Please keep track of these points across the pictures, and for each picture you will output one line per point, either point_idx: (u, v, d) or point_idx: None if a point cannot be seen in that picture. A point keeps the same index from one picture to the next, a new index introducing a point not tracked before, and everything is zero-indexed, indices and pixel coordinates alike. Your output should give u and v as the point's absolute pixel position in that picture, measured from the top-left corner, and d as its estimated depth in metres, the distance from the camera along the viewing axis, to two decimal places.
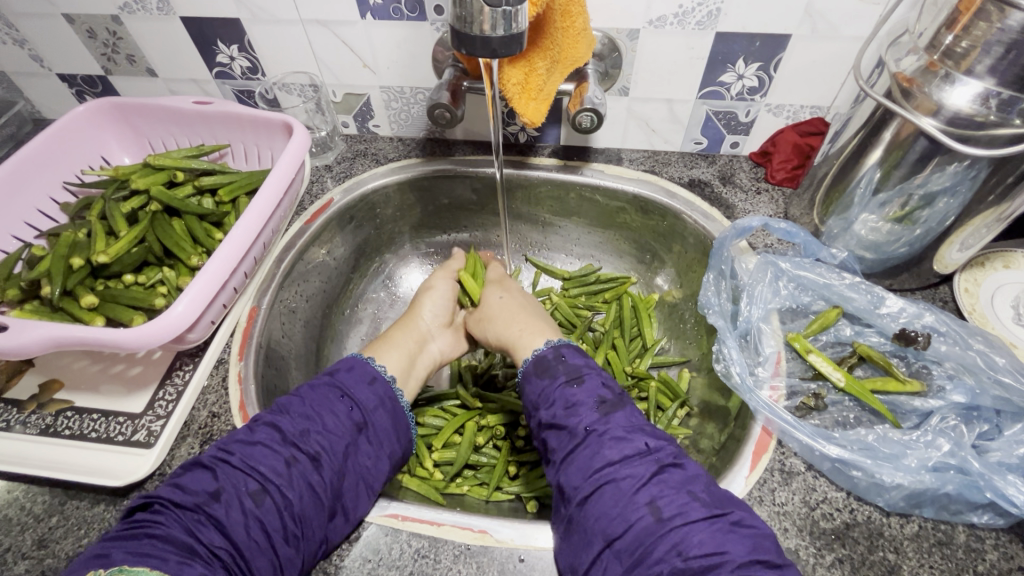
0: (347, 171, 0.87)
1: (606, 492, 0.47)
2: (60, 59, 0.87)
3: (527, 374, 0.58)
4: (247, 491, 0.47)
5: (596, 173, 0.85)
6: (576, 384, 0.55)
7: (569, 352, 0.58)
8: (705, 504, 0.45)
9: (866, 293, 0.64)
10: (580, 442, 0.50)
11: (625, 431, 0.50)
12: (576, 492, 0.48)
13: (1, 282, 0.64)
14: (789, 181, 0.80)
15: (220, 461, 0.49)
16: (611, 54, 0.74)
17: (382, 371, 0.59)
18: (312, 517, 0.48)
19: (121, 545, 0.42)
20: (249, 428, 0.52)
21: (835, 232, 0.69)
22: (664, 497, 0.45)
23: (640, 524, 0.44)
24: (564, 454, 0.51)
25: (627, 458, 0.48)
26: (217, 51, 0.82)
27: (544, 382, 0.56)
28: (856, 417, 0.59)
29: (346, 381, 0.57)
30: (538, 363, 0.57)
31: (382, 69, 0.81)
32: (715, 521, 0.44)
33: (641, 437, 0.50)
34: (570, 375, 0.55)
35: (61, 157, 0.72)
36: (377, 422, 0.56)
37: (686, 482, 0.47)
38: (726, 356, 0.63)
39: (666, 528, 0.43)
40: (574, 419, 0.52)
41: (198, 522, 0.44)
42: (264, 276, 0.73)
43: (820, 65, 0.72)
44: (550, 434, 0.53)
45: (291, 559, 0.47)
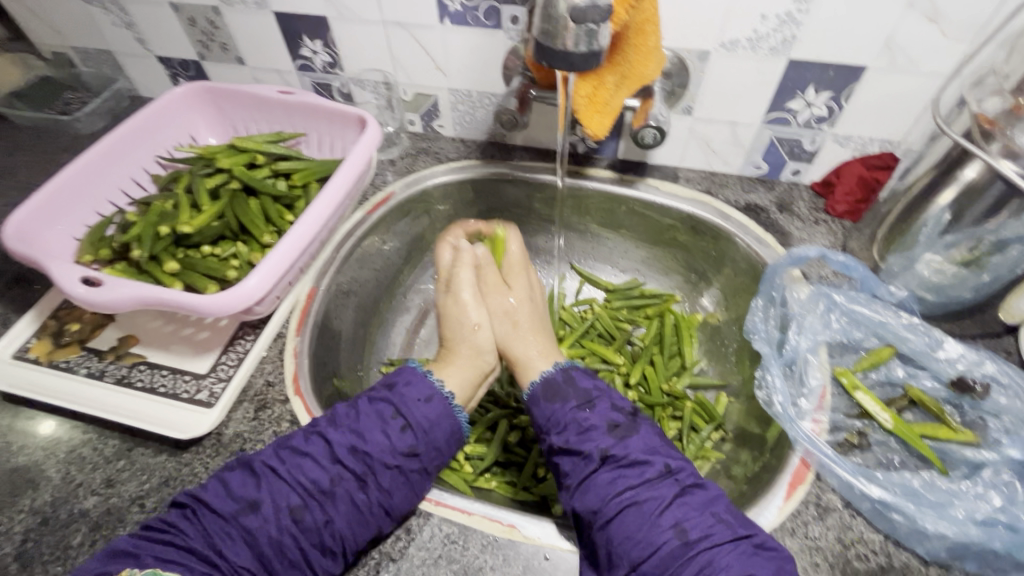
0: (409, 167, 0.91)
1: (630, 515, 0.48)
2: (161, 42, 0.95)
3: (536, 398, 0.59)
4: (288, 506, 0.50)
5: (650, 188, 0.86)
6: (580, 405, 0.57)
7: (579, 375, 0.60)
8: (729, 526, 0.47)
9: (924, 335, 0.62)
10: (595, 468, 0.52)
11: (646, 453, 0.53)
12: (597, 516, 0.50)
13: (94, 242, 0.69)
14: (850, 214, 0.78)
15: (269, 470, 0.52)
16: (678, 73, 0.74)
17: (438, 387, 0.58)
18: (354, 534, 0.51)
19: (150, 550, 0.47)
20: (304, 436, 0.54)
21: (895, 269, 0.67)
22: (689, 520, 0.48)
23: (666, 548, 0.46)
24: (577, 481, 0.53)
25: (653, 484, 0.50)
26: (302, 45, 0.88)
27: (557, 407, 0.58)
28: (901, 460, 0.57)
29: (403, 398, 0.57)
30: (550, 385, 0.59)
31: (453, 72, 0.84)
32: (739, 544, 0.46)
33: (661, 458, 0.53)
34: (581, 400, 0.57)
35: (156, 133, 0.79)
36: (431, 444, 0.55)
37: (708, 503, 0.49)
38: (769, 383, 0.63)
39: (692, 551, 0.46)
40: (589, 443, 0.54)
41: (232, 530, 0.48)
42: (325, 259, 0.77)
43: (894, 99, 0.70)
44: (563, 458, 0.55)
45: (330, 569, 0.50)
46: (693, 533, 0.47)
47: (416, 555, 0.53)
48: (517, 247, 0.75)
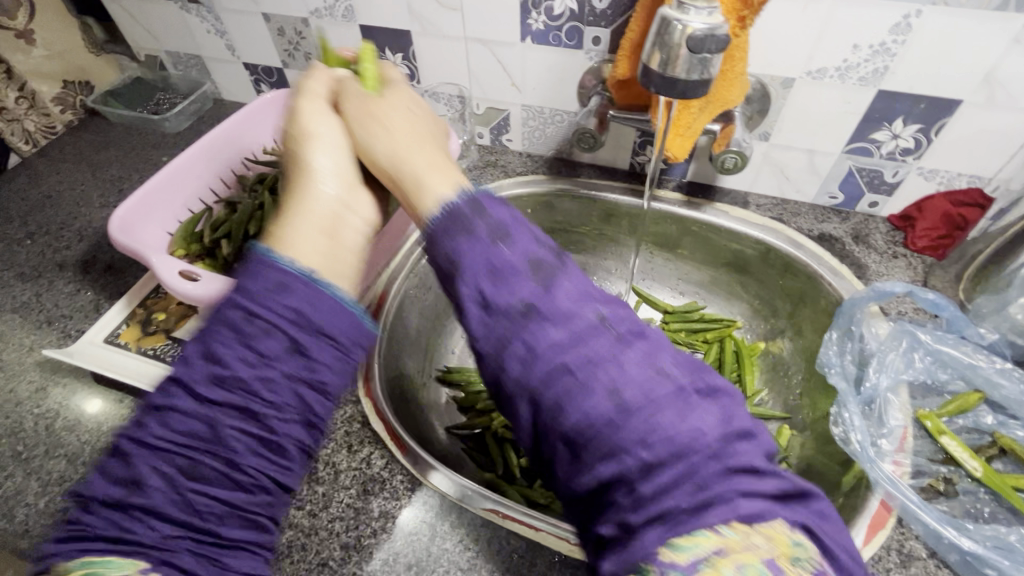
0: (476, 179, 0.93)
1: (575, 411, 0.35)
2: (249, 50, 1.00)
3: (440, 232, 0.42)
4: (174, 470, 0.36)
5: (718, 212, 0.85)
6: (424, 191, 0.42)
7: (491, 202, 0.43)
8: (709, 395, 0.36)
9: (1018, 382, 0.59)
10: (506, 343, 0.37)
11: (574, 304, 0.38)
12: (561, 429, 0.35)
13: (188, 238, 0.74)
14: (932, 250, 0.76)
15: (133, 444, 0.37)
16: (760, 99, 0.74)
17: (290, 265, 0.41)
18: (269, 475, 0.39)
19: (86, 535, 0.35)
20: (158, 386, 0.38)
21: (984, 311, 0.64)
22: (662, 414, 0.34)
23: (603, 427, 0.34)
24: (524, 372, 0.36)
25: (619, 367, 0.35)
26: (383, 57, 0.91)
27: (461, 244, 0.41)
28: (991, 512, 0.55)
29: (250, 287, 0.40)
30: (452, 215, 0.42)
31: (528, 88, 0.86)
32: (732, 429, 0.35)
33: (592, 307, 0.38)
34: (496, 231, 0.41)
35: (245, 135, 0.82)
36: (327, 342, 0.40)
37: (654, 355, 0.37)
38: (847, 421, 0.61)
39: (633, 432, 0.34)
40: (507, 298, 0.38)
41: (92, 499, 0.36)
42: (398, 267, 0.80)
43: (989, 135, 0.68)
44: (482, 339, 0.39)
45: (279, 507, 0.41)
46: (680, 430, 0.34)
47: (484, 565, 0.54)
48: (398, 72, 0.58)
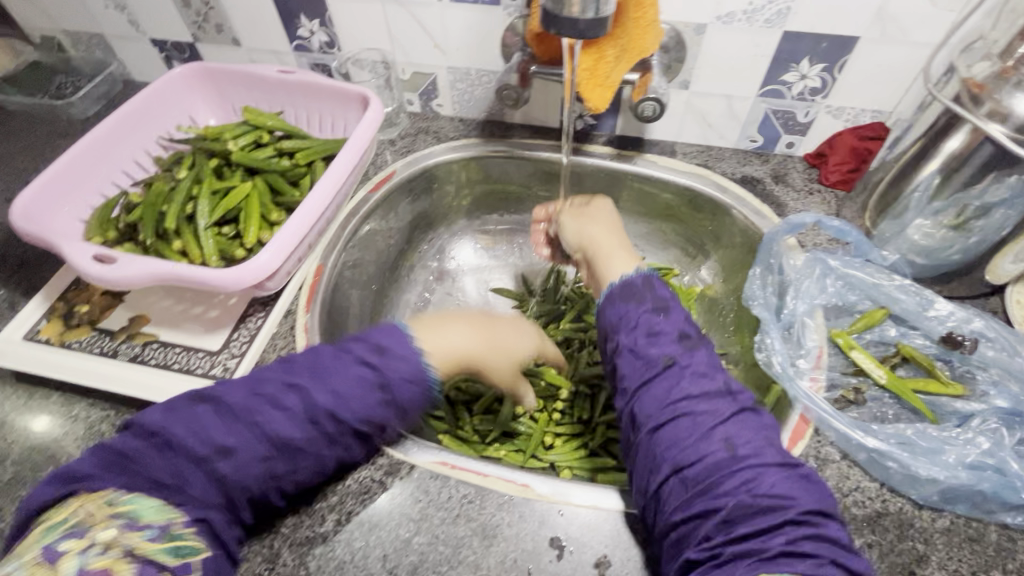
0: (409, 147, 0.92)
1: (682, 423, 0.49)
2: (155, 24, 0.94)
3: (612, 298, 0.59)
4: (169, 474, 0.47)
5: (648, 163, 0.87)
6: (662, 314, 0.56)
7: (659, 284, 0.60)
8: (780, 452, 0.48)
9: (915, 295, 0.64)
10: (658, 372, 0.52)
11: (707, 367, 0.52)
12: (648, 419, 0.50)
13: (103, 223, 0.70)
14: (843, 184, 0.80)
15: (181, 462, 0.47)
16: (676, 48, 0.76)
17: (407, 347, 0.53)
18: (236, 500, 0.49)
19: (149, 453, 0.47)
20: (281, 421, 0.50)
21: (887, 236, 0.70)
22: (740, 437, 0.47)
23: (712, 458, 0.46)
24: (637, 382, 0.53)
25: (765, 462, 0.46)
26: (299, 25, 0.88)
27: (631, 307, 0.57)
28: (895, 414, 0.60)
29: (377, 370, 0.52)
30: (627, 288, 0.59)
31: (452, 50, 0.85)
32: (786, 470, 0.46)
33: (722, 377, 0.52)
34: (657, 306, 0.57)
35: (158, 114, 0.78)
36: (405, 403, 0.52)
37: (763, 427, 0.49)
38: (769, 346, 0.65)
39: (739, 463, 0.46)
40: (655, 347, 0.54)
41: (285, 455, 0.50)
42: (331, 236, 0.78)
43: (886, 69, 0.72)
44: (624, 359, 0.54)
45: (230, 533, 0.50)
46: (783, 501, 0.44)
47: (436, 514, 0.55)
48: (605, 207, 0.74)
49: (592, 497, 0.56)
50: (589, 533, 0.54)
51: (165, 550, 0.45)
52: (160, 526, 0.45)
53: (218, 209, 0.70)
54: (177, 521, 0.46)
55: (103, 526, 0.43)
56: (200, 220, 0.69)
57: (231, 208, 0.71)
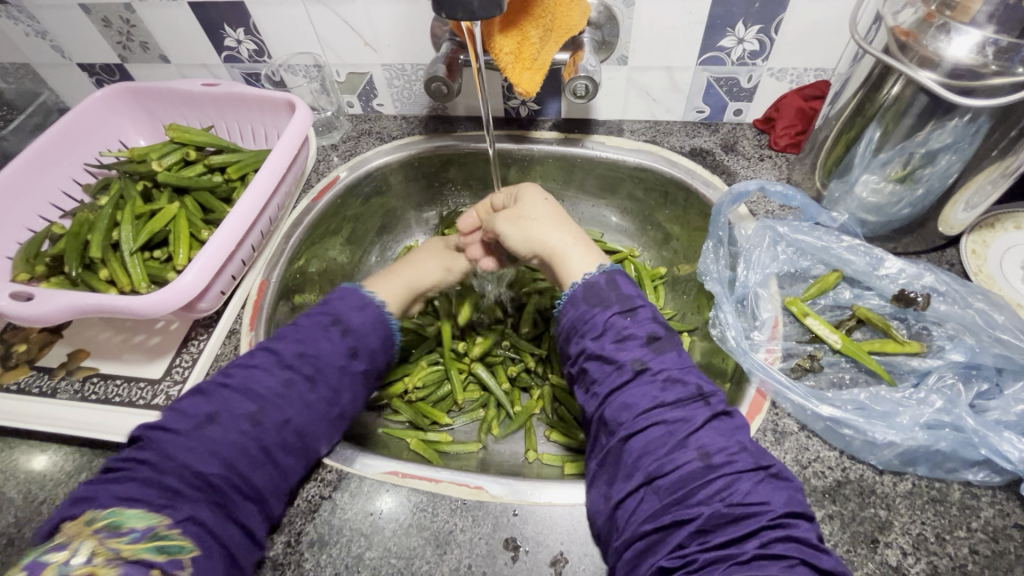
0: (352, 150, 0.89)
1: (655, 432, 0.47)
2: (79, 49, 0.91)
3: (575, 299, 0.54)
4: (162, 465, 0.46)
5: (597, 145, 0.85)
6: (630, 317, 0.53)
7: (624, 281, 0.55)
8: (753, 455, 0.46)
9: (865, 255, 0.63)
10: (628, 379, 0.49)
11: (680, 371, 0.50)
12: (621, 427, 0.48)
13: (30, 259, 0.67)
14: (793, 147, 0.78)
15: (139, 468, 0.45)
16: (607, 23, 0.73)
17: (372, 299, 0.61)
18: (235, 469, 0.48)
19: (107, 489, 0.44)
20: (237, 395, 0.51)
21: (836, 196, 0.68)
22: (713, 444, 0.46)
23: (687, 468, 0.45)
24: (607, 389, 0.50)
25: (737, 469, 0.44)
26: (224, 35, 0.85)
27: (598, 311, 0.53)
28: (852, 378, 0.58)
29: (340, 309, 0.59)
30: (592, 288, 0.54)
31: (383, 46, 0.82)
32: (759, 474, 0.45)
33: (694, 380, 0.50)
34: (623, 306, 0.53)
35: (82, 141, 0.76)
36: (367, 345, 0.58)
37: (734, 431, 0.47)
38: (722, 321, 0.64)
39: (714, 473, 0.44)
40: (625, 353, 0.50)
41: (227, 435, 0.48)
42: (273, 250, 0.76)
43: (822, 26, 0.70)
44: (593, 363, 0.51)
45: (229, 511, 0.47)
46: (759, 509, 0.42)
47: (386, 526, 0.53)
48: (537, 197, 0.63)
49: (555, 496, 0.55)
50: (544, 531, 0.52)
51: (146, 549, 0.41)
52: (145, 528, 0.42)
53: (142, 233, 0.68)
54: (162, 522, 0.43)
55: (86, 535, 0.41)
56: (124, 247, 0.67)
57: (157, 231, 0.69)
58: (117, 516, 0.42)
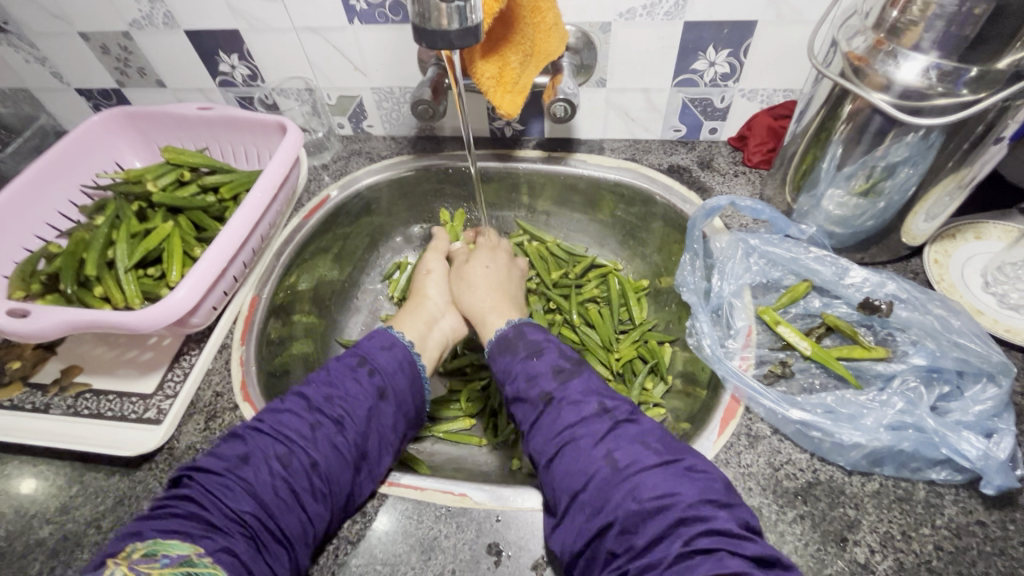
0: (343, 169, 0.92)
1: (568, 452, 0.50)
2: (77, 75, 0.94)
3: (493, 354, 0.63)
4: (273, 454, 0.51)
5: (579, 163, 0.88)
6: (537, 357, 0.59)
7: (530, 329, 0.63)
8: (658, 452, 0.49)
9: (832, 265, 0.66)
10: (543, 410, 0.54)
11: (581, 394, 0.54)
12: (544, 454, 0.52)
13: (25, 276, 0.69)
14: (765, 163, 0.82)
15: (242, 477, 0.49)
16: (585, 48, 0.77)
17: (398, 338, 0.65)
18: (339, 473, 0.52)
19: (150, 524, 0.46)
20: (306, 418, 0.54)
21: (805, 209, 0.71)
22: (619, 449, 0.49)
23: (599, 475, 0.48)
24: (528, 426, 0.55)
25: (644, 466, 0.47)
26: (219, 61, 0.88)
27: (507, 360, 0.61)
28: (822, 383, 0.61)
29: (368, 349, 0.62)
30: (503, 341, 0.63)
31: (372, 71, 0.85)
32: (666, 468, 0.47)
33: (596, 398, 0.54)
34: (530, 350, 0.60)
35: (79, 163, 0.78)
36: (398, 386, 0.61)
37: (640, 434, 0.50)
38: (698, 330, 0.66)
39: (622, 476, 0.47)
40: (535, 389, 0.56)
41: (341, 450, 0.53)
42: (265, 267, 0.78)
43: (787, 49, 0.74)
44: (516, 408, 0.58)
45: (321, 514, 0.51)
46: (666, 501, 0.44)
47: (373, 534, 0.55)
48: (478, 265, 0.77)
49: (539, 501, 0.56)
50: (527, 536, 0.54)
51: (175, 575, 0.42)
52: (177, 556, 0.43)
53: (137, 251, 0.71)
54: (196, 550, 0.43)
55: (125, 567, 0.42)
56: (119, 265, 0.70)
57: (151, 250, 0.72)
58: (155, 547, 0.43)
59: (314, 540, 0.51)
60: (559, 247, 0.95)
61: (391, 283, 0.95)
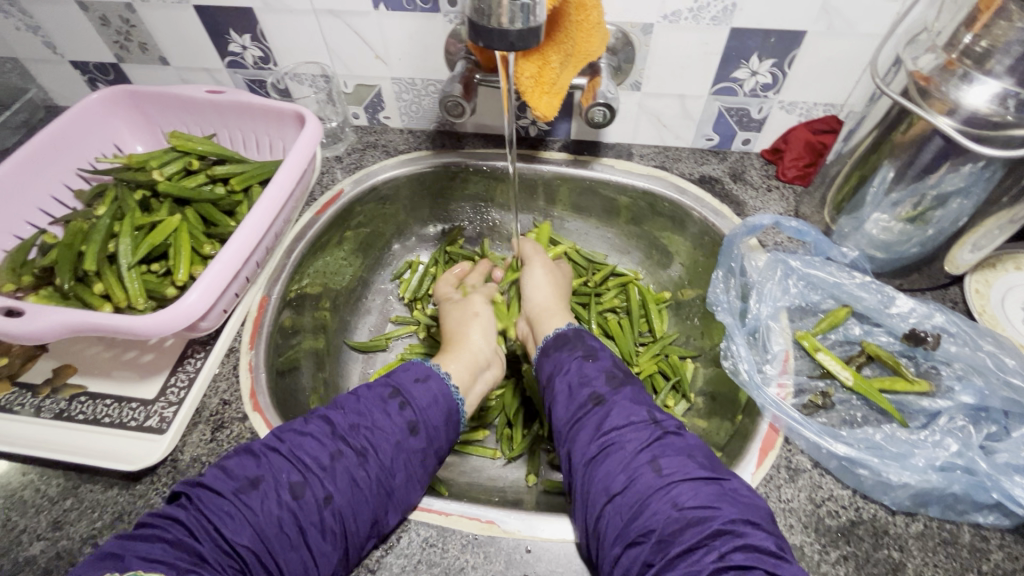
0: (357, 163, 0.87)
1: (611, 454, 0.48)
2: (72, 46, 0.87)
3: (547, 349, 0.62)
4: (286, 483, 0.47)
5: (606, 167, 0.85)
6: (593, 360, 0.58)
7: (589, 334, 0.62)
8: (703, 466, 0.47)
9: (877, 292, 0.64)
10: (588, 412, 0.53)
11: (632, 402, 0.53)
12: (583, 455, 0.50)
13: (17, 268, 0.64)
14: (800, 179, 0.79)
15: (246, 504, 0.45)
16: (624, 49, 0.73)
17: (435, 369, 0.59)
18: (353, 514, 0.48)
19: (133, 547, 0.42)
20: (325, 446, 0.50)
21: (846, 231, 0.69)
22: (666, 457, 0.47)
23: (641, 480, 0.45)
24: (569, 423, 0.53)
25: (689, 476, 0.45)
26: (229, 40, 0.82)
27: (563, 355, 0.59)
28: (863, 416, 0.59)
29: (402, 380, 0.58)
30: (560, 337, 0.62)
31: (394, 60, 0.80)
32: (713, 485, 0.45)
33: (647, 407, 0.52)
34: (585, 352, 0.59)
35: (77, 145, 0.73)
36: (430, 421, 0.55)
37: (687, 448, 0.48)
38: (735, 353, 0.64)
39: (665, 482, 0.45)
40: (586, 389, 0.55)
41: (358, 486, 0.49)
42: (276, 265, 0.73)
43: (835, 63, 0.71)
44: (559, 403, 0.56)
45: (327, 554, 0.47)
46: (707, 515, 0.42)
47: (395, 562, 0.52)
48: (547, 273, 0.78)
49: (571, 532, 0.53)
50: (558, 569, 0.51)
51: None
52: None
53: (142, 246, 0.66)
54: None
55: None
56: (122, 260, 0.65)
57: (157, 245, 0.67)
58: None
59: None
60: (578, 254, 0.91)
61: (401, 283, 0.91)
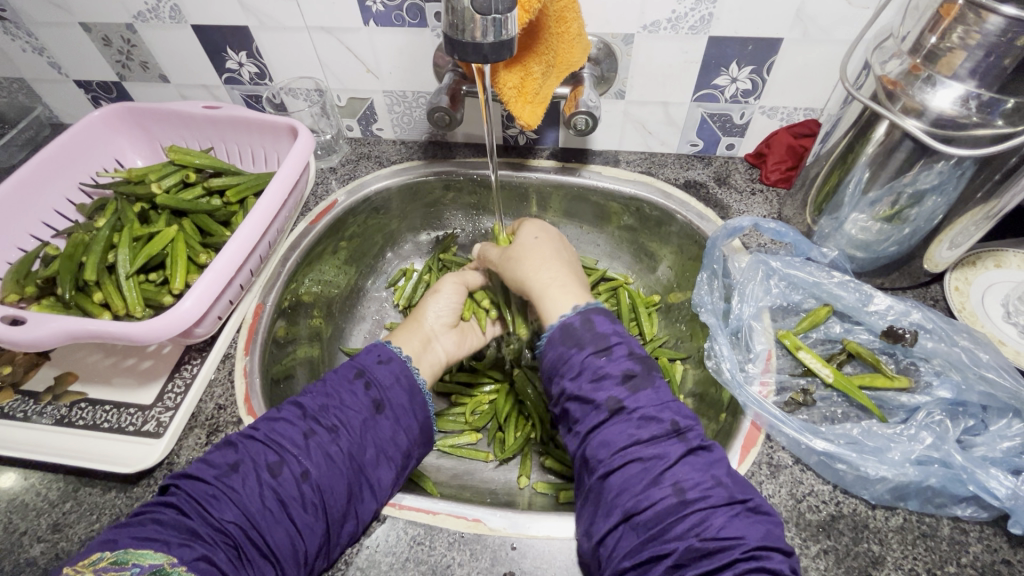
0: (351, 173, 0.89)
1: (632, 469, 0.48)
2: (77, 66, 0.90)
3: (554, 340, 0.57)
4: (263, 464, 0.50)
5: (593, 174, 0.87)
6: (606, 356, 0.54)
7: (599, 320, 0.57)
8: (728, 488, 0.47)
9: (855, 291, 0.65)
10: (606, 418, 0.51)
11: (655, 408, 0.51)
12: (601, 465, 0.50)
13: (19, 279, 0.67)
14: (783, 182, 0.81)
15: (228, 487, 0.48)
16: (606, 59, 0.75)
17: (397, 352, 0.62)
18: (331, 486, 0.50)
19: (127, 532, 0.44)
20: (297, 426, 0.53)
21: (826, 232, 0.70)
22: (688, 479, 0.47)
23: (664, 503, 0.46)
24: (587, 427, 0.52)
25: (712, 503, 0.45)
26: (226, 57, 0.85)
27: (572, 351, 0.55)
28: (844, 412, 0.60)
29: (365, 361, 0.60)
30: (566, 329, 0.57)
31: (385, 73, 0.83)
32: (733, 507, 0.45)
33: (669, 415, 0.51)
34: (598, 345, 0.55)
35: (78, 160, 0.75)
36: (394, 399, 0.58)
37: (710, 465, 0.48)
38: (718, 352, 0.65)
39: (688, 508, 0.45)
40: (601, 392, 0.52)
41: (333, 460, 0.51)
42: (270, 275, 0.75)
43: (812, 68, 0.73)
44: (573, 403, 0.54)
45: (312, 527, 0.48)
46: (729, 542, 0.43)
47: (384, 560, 0.53)
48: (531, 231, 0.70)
49: (555, 529, 0.54)
50: (542, 566, 0.52)
51: None
52: (150, 565, 0.41)
53: (139, 256, 0.69)
54: (171, 559, 0.42)
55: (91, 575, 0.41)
56: (121, 270, 0.68)
57: (154, 255, 0.70)
58: (126, 555, 0.42)
59: (303, 557, 0.48)
60: None
61: (395, 290, 0.92)
